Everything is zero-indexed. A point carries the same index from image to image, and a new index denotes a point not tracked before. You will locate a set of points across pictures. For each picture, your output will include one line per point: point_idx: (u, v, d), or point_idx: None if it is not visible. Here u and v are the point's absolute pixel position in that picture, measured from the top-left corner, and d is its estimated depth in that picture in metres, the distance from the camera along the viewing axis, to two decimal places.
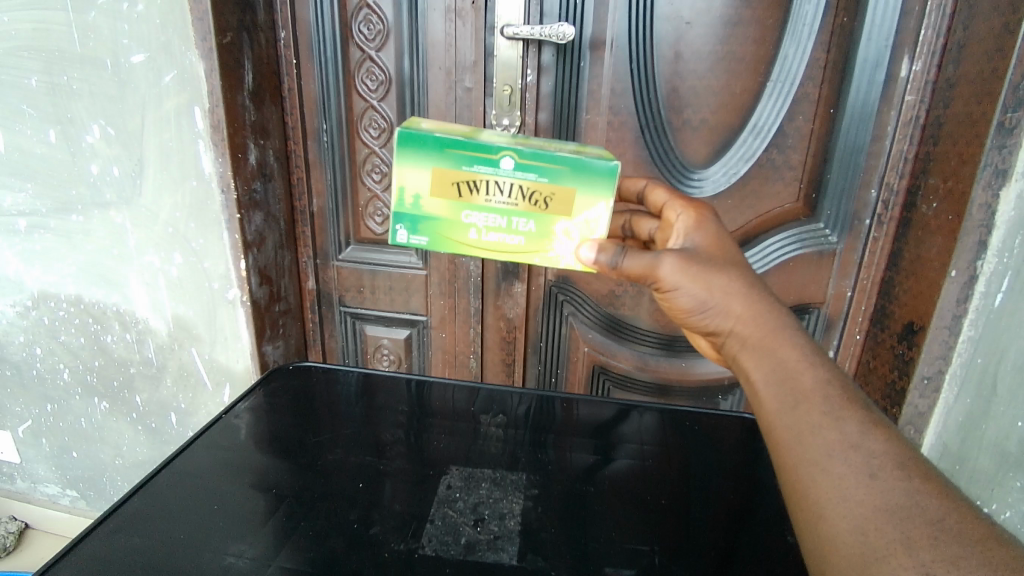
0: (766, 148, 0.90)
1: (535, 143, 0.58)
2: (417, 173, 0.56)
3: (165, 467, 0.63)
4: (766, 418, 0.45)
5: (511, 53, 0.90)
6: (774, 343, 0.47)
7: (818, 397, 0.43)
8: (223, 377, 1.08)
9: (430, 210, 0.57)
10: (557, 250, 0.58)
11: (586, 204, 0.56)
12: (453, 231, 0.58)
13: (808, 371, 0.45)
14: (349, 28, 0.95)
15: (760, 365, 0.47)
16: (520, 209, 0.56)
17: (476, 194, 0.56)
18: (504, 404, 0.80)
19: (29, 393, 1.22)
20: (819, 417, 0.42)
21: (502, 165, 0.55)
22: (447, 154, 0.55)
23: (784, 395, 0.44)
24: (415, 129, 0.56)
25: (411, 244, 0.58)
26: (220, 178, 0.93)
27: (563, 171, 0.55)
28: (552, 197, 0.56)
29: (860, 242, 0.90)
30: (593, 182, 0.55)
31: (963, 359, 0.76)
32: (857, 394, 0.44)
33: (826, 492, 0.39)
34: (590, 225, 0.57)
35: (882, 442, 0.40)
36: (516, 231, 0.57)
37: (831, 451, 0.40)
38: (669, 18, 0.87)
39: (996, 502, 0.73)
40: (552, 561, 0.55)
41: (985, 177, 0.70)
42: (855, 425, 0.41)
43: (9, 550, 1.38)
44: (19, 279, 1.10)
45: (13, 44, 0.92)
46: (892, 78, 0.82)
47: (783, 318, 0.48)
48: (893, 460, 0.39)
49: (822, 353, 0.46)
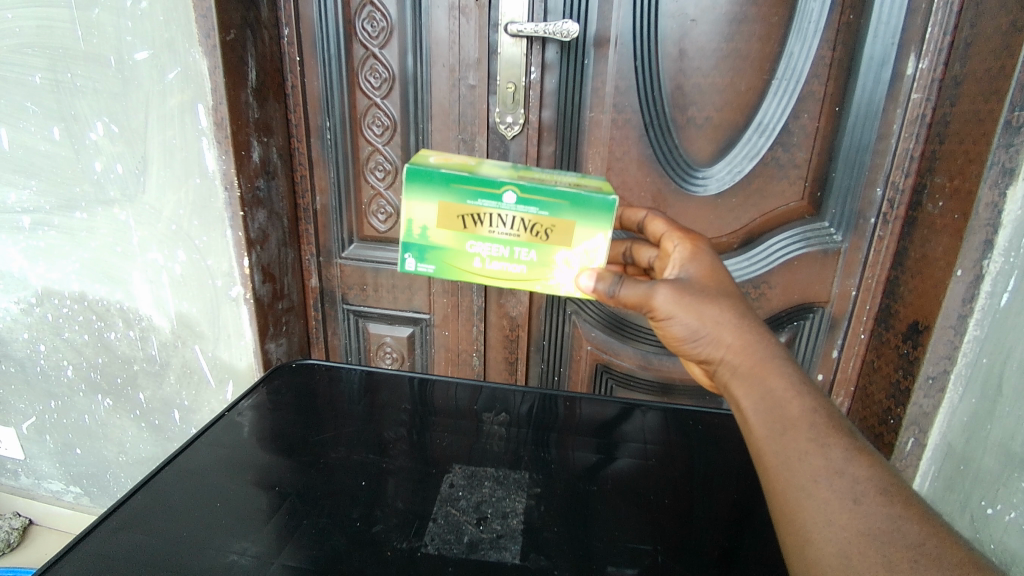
0: (771, 146, 0.89)
1: (537, 177, 0.58)
2: (424, 207, 0.56)
3: (167, 465, 0.63)
4: (755, 443, 0.46)
5: (514, 51, 0.90)
6: (763, 372, 0.47)
7: (805, 424, 0.44)
8: (226, 374, 1.08)
9: (437, 240, 0.57)
10: (557, 278, 0.57)
11: (586, 235, 0.56)
12: (458, 260, 0.57)
13: (796, 400, 0.45)
14: (353, 25, 0.95)
15: (749, 392, 0.47)
16: (522, 240, 0.56)
17: (480, 225, 0.56)
18: (507, 402, 0.80)
19: (33, 390, 1.23)
20: (805, 444, 0.43)
21: (504, 199, 0.55)
22: (452, 189, 0.55)
23: (773, 423, 0.45)
24: (421, 164, 0.56)
25: (418, 272, 0.58)
26: (223, 176, 0.93)
27: (563, 204, 0.55)
28: (552, 228, 0.56)
29: (866, 240, 0.89)
30: (593, 213, 0.55)
31: (968, 359, 0.75)
32: (843, 421, 0.45)
33: (814, 517, 0.41)
34: (590, 255, 0.56)
35: (867, 468, 0.42)
36: (519, 260, 0.57)
37: (817, 476, 0.42)
38: (673, 15, 0.86)
39: (1001, 502, 0.70)
40: (555, 560, 0.55)
41: (992, 176, 0.70)
42: (841, 451, 0.42)
43: (13, 546, 1.38)
44: (23, 276, 1.11)
45: (17, 41, 0.92)
46: (898, 76, 0.81)
47: (773, 348, 0.48)
48: (877, 485, 0.41)
49: (810, 381, 0.47)
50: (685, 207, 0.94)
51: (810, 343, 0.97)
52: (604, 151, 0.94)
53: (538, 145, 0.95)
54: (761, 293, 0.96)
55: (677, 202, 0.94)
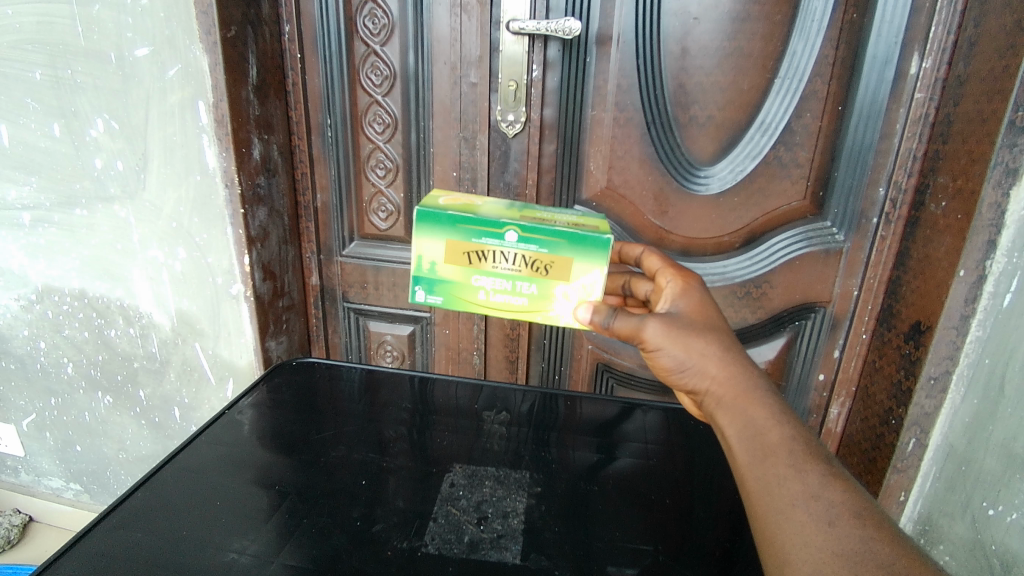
0: (772, 145, 0.89)
1: (538, 216, 0.60)
2: (433, 244, 0.58)
3: (168, 462, 0.63)
4: (738, 470, 0.48)
5: (516, 48, 0.90)
6: (745, 401, 0.50)
7: (784, 451, 0.47)
8: (226, 372, 1.08)
9: (445, 274, 0.59)
10: (556, 309, 0.59)
11: (583, 270, 0.57)
12: (464, 292, 0.60)
13: (775, 428, 0.48)
14: (354, 22, 0.94)
15: (731, 420, 0.50)
16: (524, 274, 0.58)
17: (484, 261, 0.58)
18: (507, 402, 0.80)
19: (33, 387, 1.23)
20: (784, 469, 0.46)
21: (507, 238, 0.57)
22: (459, 228, 0.58)
23: (754, 449, 0.48)
24: (430, 205, 0.59)
25: (427, 303, 0.61)
26: (224, 173, 0.92)
27: (561, 242, 0.57)
28: (551, 264, 0.57)
29: (868, 240, 0.89)
30: (589, 251, 0.56)
31: (970, 360, 0.76)
32: (820, 448, 0.48)
33: (791, 539, 0.43)
34: (587, 290, 0.58)
35: (841, 492, 0.44)
36: (521, 293, 0.59)
37: (795, 500, 0.44)
38: (676, 13, 0.86)
39: (1002, 504, 0.70)
40: (555, 560, 0.54)
41: (995, 176, 0.70)
42: (817, 476, 0.45)
43: (13, 543, 1.39)
44: (23, 273, 1.11)
45: (17, 37, 0.92)
46: (901, 75, 0.81)
47: (755, 379, 0.51)
48: (850, 509, 0.43)
49: (789, 410, 0.50)
50: (687, 205, 0.94)
51: (811, 343, 0.97)
52: (605, 150, 0.94)
53: (540, 144, 0.95)
54: (763, 293, 0.96)
55: (678, 202, 0.94)
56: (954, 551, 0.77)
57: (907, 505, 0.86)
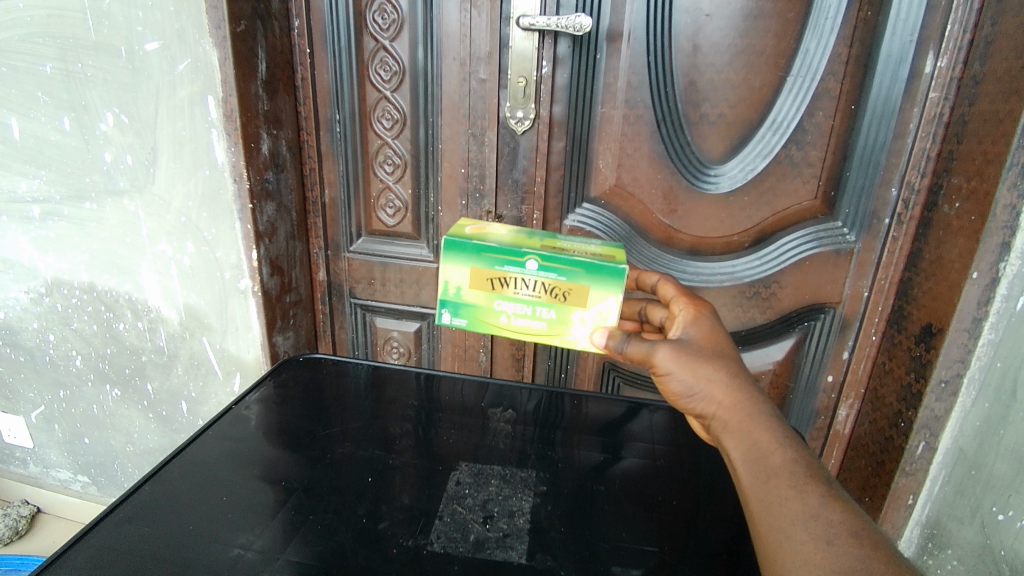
0: (784, 144, 0.88)
1: (559, 246, 0.62)
2: (458, 270, 0.60)
3: (176, 456, 0.64)
4: (741, 491, 0.48)
5: (527, 44, 0.89)
6: (750, 426, 0.50)
7: (786, 472, 0.46)
8: (234, 366, 1.08)
9: (469, 298, 0.61)
10: (574, 334, 0.60)
11: (600, 297, 0.59)
12: (487, 315, 0.61)
13: (778, 450, 0.48)
14: (363, 17, 0.94)
15: (736, 442, 0.50)
16: (544, 300, 0.60)
17: (506, 287, 0.60)
18: (513, 400, 0.79)
19: (42, 379, 1.24)
20: (786, 490, 0.45)
21: (528, 266, 0.59)
22: (483, 256, 0.59)
23: (757, 471, 0.47)
24: (457, 234, 0.61)
25: (452, 325, 0.62)
26: (233, 168, 0.93)
27: (579, 271, 0.58)
28: (569, 291, 0.59)
29: (879, 241, 0.88)
30: (606, 279, 0.58)
31: (982, 363, 0.76)
32: (821, 470, 0.47)
33: (791, 557, 0.42)
34: (603, 315, 0.59)
35: (839, 512, 0.44)
36: (540, 317, 0.60)
37: (795, 519, 0.44)
38: (688, 10, 0.85)
39: (1012, 509, 0.68)
40: (561, 560, 0.54)
41: (1011, 177, 0.69)
42: (817, 497, 0.45)
43: (21, 533, 1.40)
44: (33, 265, 1.11)
45: (29, 30, 0.92)
46: (916, 74, 0.79)
47: (761, 404, 0.51)
48: (848, 529, 0.43)
49: (793, 434, 0.50)
50: (697, 204, 0.93)
51: (820, 344, 0.96)
52: (615, 147, 0.93)
53: (549, 141, 0.94)
54: (772, 293, 0.95)
55: (688, 200, 0.93)
56: (962, 557, 0.76)
57: (915, 509, 0.86)
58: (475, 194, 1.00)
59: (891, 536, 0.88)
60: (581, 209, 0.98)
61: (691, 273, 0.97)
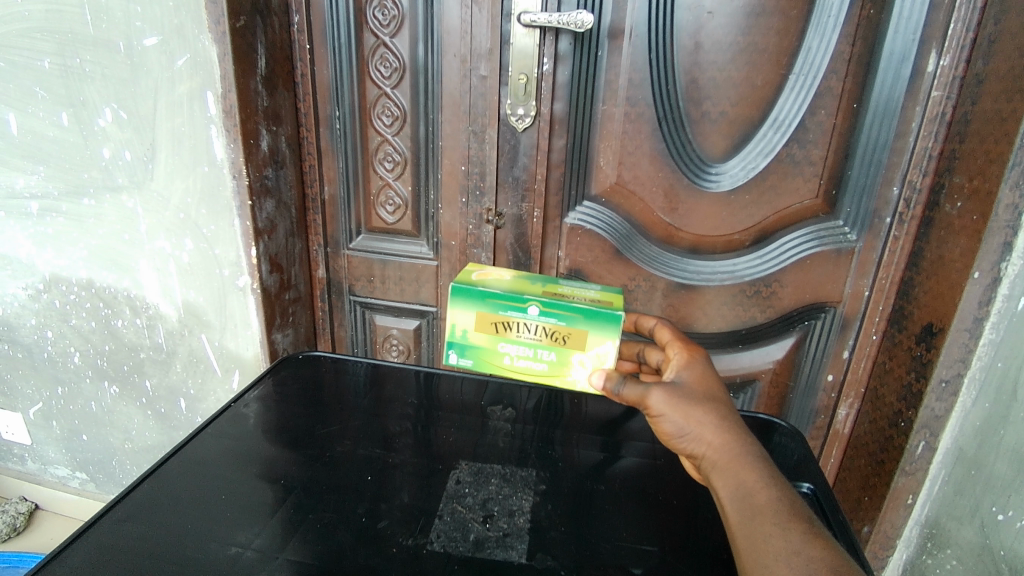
0: (785, 143, 0.87)
1: (560, 292, 0.63)
2: (464, 314, 0.61)
3: (174, 455, 0.63)
4: (728, 529, 0.48)
5: (528, 41, 0.88)
6: (738, 466, 0.50)
7: (771, 510, 0.47)
8: (232, 363, 1.08)
9: (475, 340, 0.61)
10: (574, 375, 0.60)
11: (597, 341, 0.58)
12: (491, 356, 0.61)
13: (764, 489, 0.49)
14: (363, 13, 0.93)
15: (724, 481, 0.50)
16: (545, 343, 0.60)
17: (509, 330, 0.60)
18: (513, 398, 0.79)
19: (41, 376, 1.23)
20: (771, 527, 0.46)
21: (530, 311, 0.60)
22: (488, 302, 0.60)
23: (744, 509, 0.48)
24: (464, 280, 0.62)
25: (459, 365, 0.63)
26: (232, 165, 0.92)
27: (577, 317, 0.59)
28: (568, 334, 0.59)
29: (881, 240, 0.87)
30: (603, 325, 0.58)
31: (983, 362, 0.76)
32: (804, 508, 0.48)
33: None
34: (601, 358, 0.59)
35: (821, 549, 0.45)
36: (541, 359, 0.60)
37: (778, 555, 0.45)
38: (690, 7, 0.84)
39: (1011, 509, 0.68)
40: (562, 560, 0.54)
41: (1013, 177, 0.70)
42: (800, 534, 0.46)
43: (19, 530, 1.40)
44: (31, 262, 1.11)
45: (27, 25, 0.91)
46: (918, 72, 0.79)
47: (748, 444, 0.51)
48: (828, 565, 0.44)
49: (778, 474, 0.50)
50: (698, 203, 0.93)
51: (821, 343, 0.96)
52: (616, 145, 0.93)
53: (550, 138, 0.94)
54: (773, 292, 0.94)
55: (689, 199, 0.93)
56: (961, 556, 0.76)
57: (915, 508, 0.86)
58: (475, 192, 0.99)
59: (890, 535, 0.88)
60: (582, 207, 0.97)
61: (691, 272, 0.96)
